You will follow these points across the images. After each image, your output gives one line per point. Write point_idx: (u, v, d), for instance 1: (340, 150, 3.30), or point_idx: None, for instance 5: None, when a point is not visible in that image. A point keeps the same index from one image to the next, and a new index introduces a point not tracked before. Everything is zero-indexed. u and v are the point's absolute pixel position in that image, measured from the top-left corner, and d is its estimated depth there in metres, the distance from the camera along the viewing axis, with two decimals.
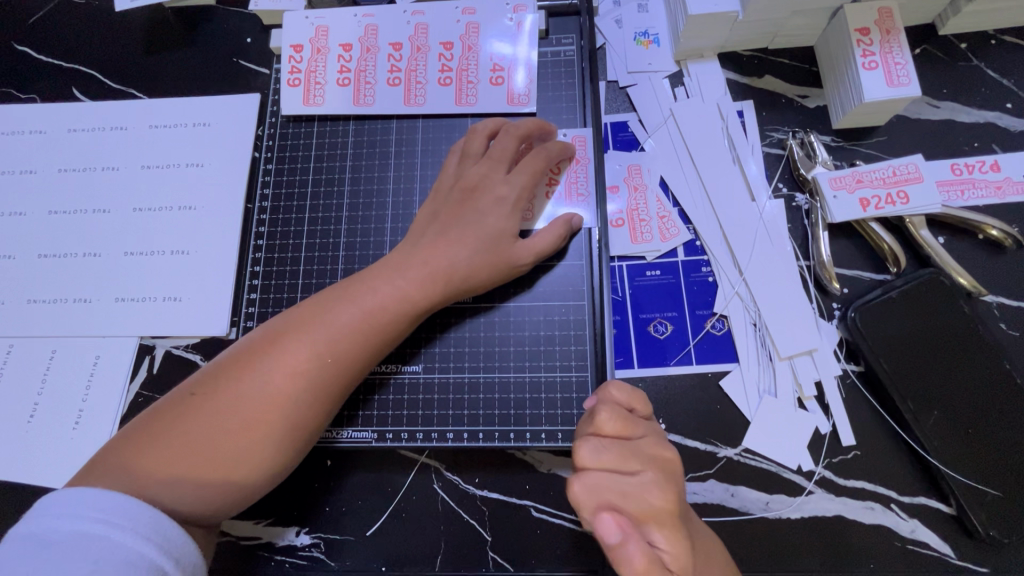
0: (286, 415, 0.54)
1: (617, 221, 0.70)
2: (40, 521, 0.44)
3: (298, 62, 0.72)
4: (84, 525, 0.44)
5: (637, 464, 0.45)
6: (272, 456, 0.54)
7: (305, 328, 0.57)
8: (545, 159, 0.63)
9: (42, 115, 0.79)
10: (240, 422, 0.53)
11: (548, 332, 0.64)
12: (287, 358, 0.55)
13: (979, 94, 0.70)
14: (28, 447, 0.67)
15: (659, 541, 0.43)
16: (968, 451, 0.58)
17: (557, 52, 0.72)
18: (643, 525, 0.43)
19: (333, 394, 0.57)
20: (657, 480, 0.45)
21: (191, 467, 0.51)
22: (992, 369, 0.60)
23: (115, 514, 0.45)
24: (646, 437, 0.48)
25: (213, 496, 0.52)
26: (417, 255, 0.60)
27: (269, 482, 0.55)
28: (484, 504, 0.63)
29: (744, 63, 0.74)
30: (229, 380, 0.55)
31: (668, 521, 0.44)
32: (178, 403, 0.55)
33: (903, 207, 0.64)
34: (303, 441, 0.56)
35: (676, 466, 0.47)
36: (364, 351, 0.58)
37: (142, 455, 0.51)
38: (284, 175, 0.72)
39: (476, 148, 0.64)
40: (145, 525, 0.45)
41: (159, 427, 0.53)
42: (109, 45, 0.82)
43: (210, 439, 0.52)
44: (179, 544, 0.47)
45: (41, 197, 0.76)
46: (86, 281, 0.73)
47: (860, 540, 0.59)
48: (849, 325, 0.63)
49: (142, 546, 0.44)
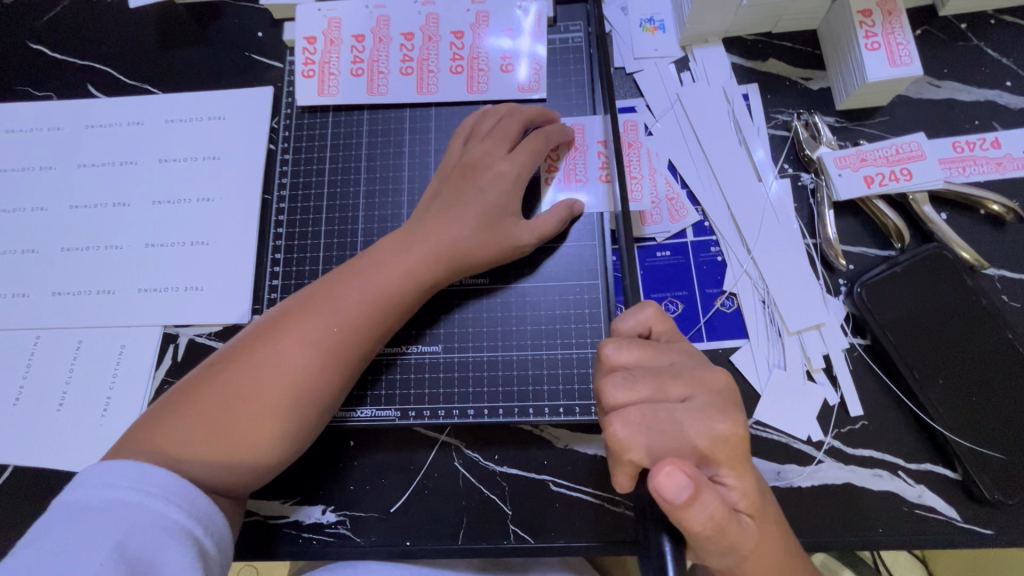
0: (293, 384, 0.56)
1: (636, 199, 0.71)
2: (81, 491, 0.49)
3: (312, 53, 0.74)
4: (119, 493, 0.48)
5: (681, 391, 0.44)
6: (281, 426, 0.56)
7: (311, 305, 0.59)
8: (544, 139, 0.65)
9: (59, 113, 0.81)
10: (252, 392, 0.56)
11: (563, 310, 0.66)
12: (294, 332, 0.58)
13: (980, 73, 0.72)
14: (58, 434, 0.69)
15: (726, 476, 0.42)
16: (973, 418, 0.60)
17: (566, 39, 0.73)
18: (706, 460, 0.41)
19: (341, 366, 0.58)
20: (713, 406, 0.43)
21: (206, 435, 0.54)
22: (996, 338, 0.62)
23: (145, 482, 0.49)
24: (677, 360, 0.46)
25: (228, 463, 0.54)
26: (418, 231, 0.62)
27: (283, 454, 0.57)
28: (504, 480, 0.65)
29: (749, 47, 0.75)
30: (241, 356, 0.57)
31: (733, 450, 0.42)
32: (195, 379, 0.58)
33: (907, 183, 0.66)
34: (314, 411, 0.58)
35: (731, 387, 0.45)
36: (368, 325, 0.59)
37: (163, 429, 0.54)
38: (301, 165, 0.73)
39: (485, 127, 0.66)
40: (173, 492, 0.50)
41: (179, 401, 0.56)
42: (124, 42, 0.84)
43: (223, 409, 0.55)
44: (206, 510, 0.51)
45: (62, 192, 0.78)
46: (110, 273, 0.74)
47: (869, 507, 0.61)
48: (855, 300, 0.65)
49: (172, 511, 0.49)
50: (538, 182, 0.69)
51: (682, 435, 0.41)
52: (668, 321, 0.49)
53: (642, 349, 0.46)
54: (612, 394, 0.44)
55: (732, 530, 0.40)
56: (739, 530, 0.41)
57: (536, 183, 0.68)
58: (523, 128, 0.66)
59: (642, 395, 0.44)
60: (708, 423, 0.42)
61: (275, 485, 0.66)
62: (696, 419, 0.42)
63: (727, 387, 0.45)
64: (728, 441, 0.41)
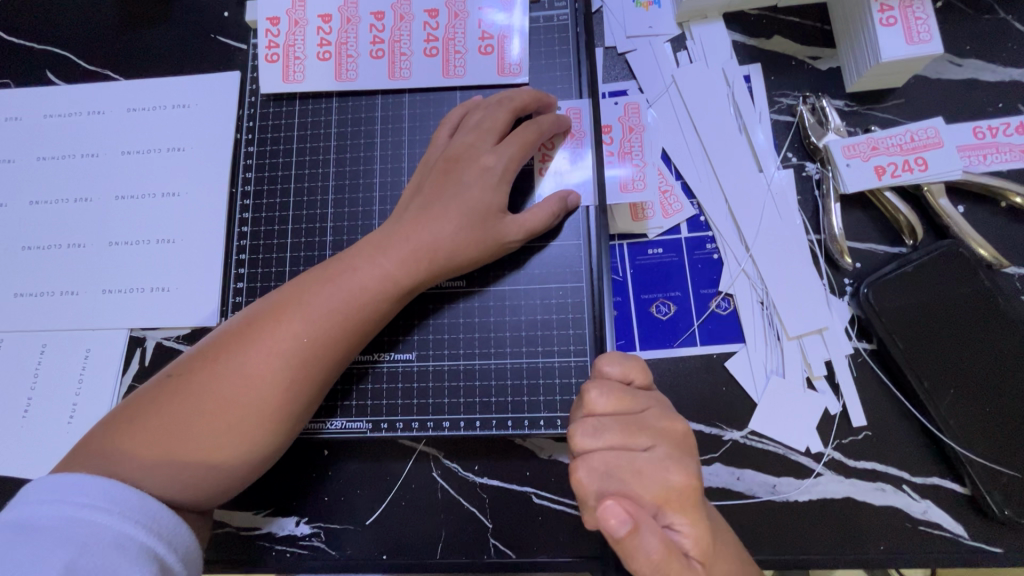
0: (264, 397, 0.52)
1: (636, 187, 0.63)
2: (23, 508, 0.44)
3: (276, 36, 0.68)
4: (71, 511, 0.44)
5: (646, 440, 0.41)
6: (250, 442, 0.52)
7: (283, 312, 0.55)
8: (536, 131, 0.60)
9: (16, 102, 0.76)
10: (218, 405, 0.52)
11: (545, 315, 0.61)
12: (263, 341, 0.53)
13: (1006, 50, 0.65)
14: (20, 443, 0.66)
15: (678, 524, 0.40)
16: (984, 430, 0.56)
17: (550, 17, 0.67)
18: (659, 509, 0.40)
19: (314, 379, 0.55)
20: (673, 457, 0.41)
21: (169, 450, 0.50)
22: (1012, 344, 0.57)
23: (100, 498, 0.45)
24: (652, 409, 0.43)
25: (193, 481, 0.51)
26: (398, 232, 0.58)
27: (251, 470, 0.54)
28: (484, 492, 0.62)
29: (752, 23, 0.69)
30: (207, 365, 0.53)
31: (688, 500, 0.40)
32: (156, 387, 0.54)
33: (921, 174, 0.61)
34: (285, 426, 0.54)
35: (691, 437, 0.43)
36: (343, 335, 0.55)
37: (120, 441, 0.50)
38: (267, 158, 0.69)
39: (472, 118, 0.61)
40: (133, 509, 0.46)
41: (139, 411, 0.52)
42: (82, 24, 0.78)
43: (187, 424, 0.51)
44: (170, 526, 0.48)
45: (22, 186, 0.74)
46: (73, 273, 0.71)
47: (871, 523, 0.57)
48: (861, 302, 0.60)
49: (132, 529, 0.45)
50: (530, 174, 0.63)
51: (638, 485, 0.40)
52: (647, 372, 0.47)
53: (621, 398, 0.43)
54: (579, 439, 0.42)
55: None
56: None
57: (527, 174, 0.63)
58: (511, 119, 0.60)
59: (612, 444, 0.41)
60: (670, 474, 0.40)
61: (247, 497, 0.63)
62: (657, 470, 0.40)
63: (687, 436, 0.43)
64: (683, 492, 0.40)
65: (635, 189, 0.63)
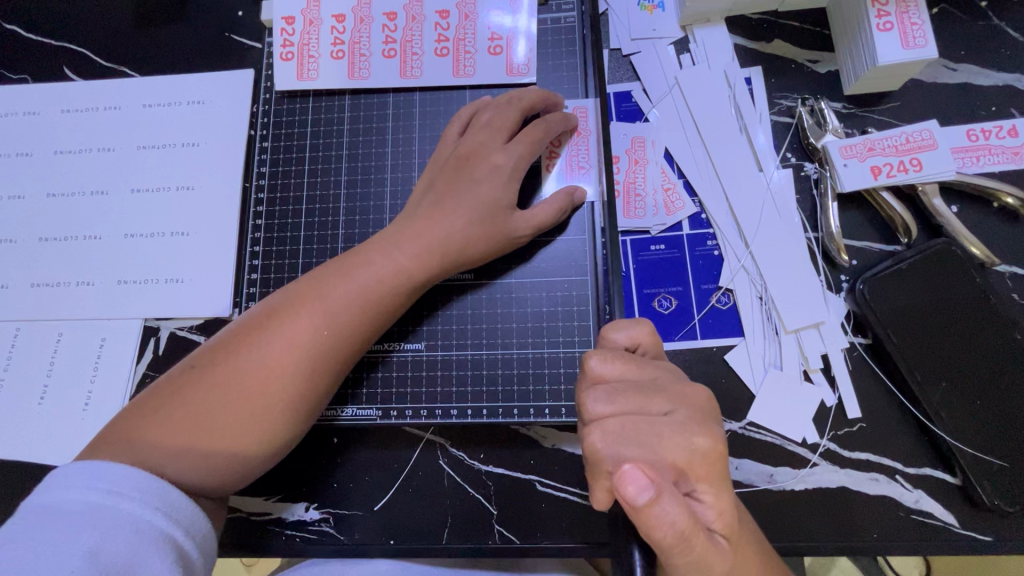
0: (283, 386, 0.54)
1: (635, 212, 0.68)
2: (50, 493, 0.45)
3: (291, 35, 0.70)
4: (95, 497, 0.45)
5: (664, 404, 0.43)
6: (269, 429, 0.54)
7: (301, 304, 0.56)
8: (544, 129, 0.62)
9: (35, 97, 0.78)
10: (238, 393, 0.53)
11: (551, 307, 0.63)
12: (282, 332, 0.55)
13: (999, 55, 0.67)
14: (36, 430, 0.68)
15: (701, 492, 0.42)
16: (975, 422, 0.58)
17: (557, 19, 0.69)
18: (682, 477, 0.41)
19: (330, 369, 0.56)
20: (689, 419, 0.43)
21: (191, 437, 0.52)
22: (1003, 338, 0.59)
23: (123, 484, 0.46)
24: (661, 376, 0.46)
25: (214, 467, 0.52)
26: (412, 226, 0.59)
27: (269, 456, 0.56)
28: (489, 479, 0.63)
29: (754, 27, 0.71)
30: (227, 355, 0.55)
31: (711, 467, 0.42)
32: (178, 376, 0.55)
33: (916, 174, 0.63)
34: (302, 414, 0.56)
35: (709, 402, 0.45)
36: (359, 327, 0.57)
37: (143, 429, 0.52)
38: (281, 153, 0.71)
39: (482, 117, 0.63)
40: (154, 496, 0.47)
41: (162, 400, 0.54)
42: (99, 21, 0.80)
43: (208, 413, 0.53)
44: (189, 513, 0.49)
45: (41, 179, 0.75)
46: (89, 264, 0.72)
47: (865, 511, 0.59)
48: (857, 298, 0.62)
49: (152, 516, 0.46)
50: (537, 171, 0.65)
51: (659, 448, 0.41)
52: (656, 338, 0.49)
53: (629, 364, 0.46)
54: (592, 405, 0.43)
55: (700, 553, 0.40)
56: (707, 550, 0.40)
57: (535, 171, 0.65)
58: (521, 119, 0.62)
59: (625, 409, 0.43)
60: (688, 439, 0.41)
61: (258, 482, 0.65)
62: (674, 432, 0.41)
63: (708, 404, 0.45)
64: (709, 456, 0.42)
65: (638, 216, 0.68)
